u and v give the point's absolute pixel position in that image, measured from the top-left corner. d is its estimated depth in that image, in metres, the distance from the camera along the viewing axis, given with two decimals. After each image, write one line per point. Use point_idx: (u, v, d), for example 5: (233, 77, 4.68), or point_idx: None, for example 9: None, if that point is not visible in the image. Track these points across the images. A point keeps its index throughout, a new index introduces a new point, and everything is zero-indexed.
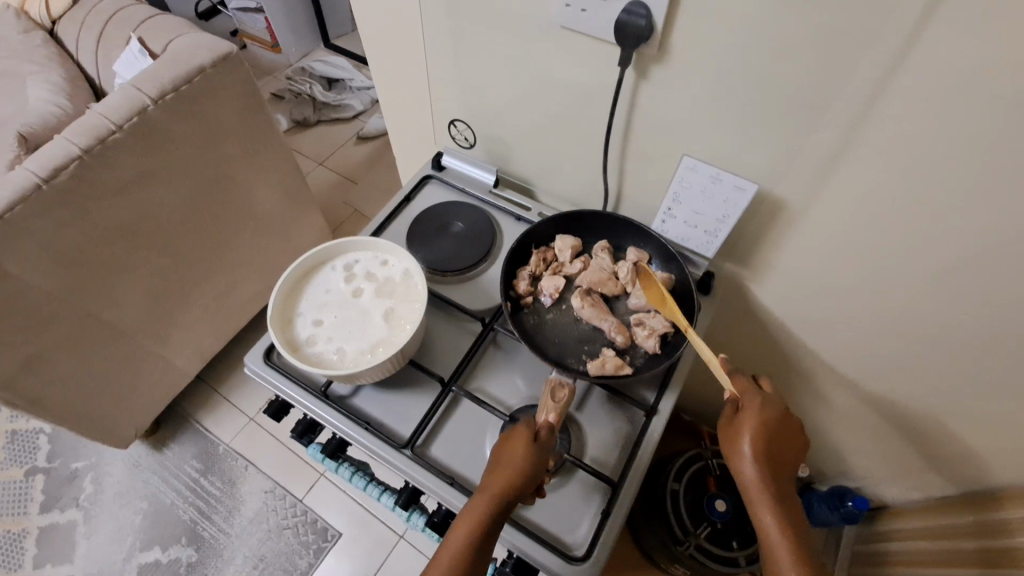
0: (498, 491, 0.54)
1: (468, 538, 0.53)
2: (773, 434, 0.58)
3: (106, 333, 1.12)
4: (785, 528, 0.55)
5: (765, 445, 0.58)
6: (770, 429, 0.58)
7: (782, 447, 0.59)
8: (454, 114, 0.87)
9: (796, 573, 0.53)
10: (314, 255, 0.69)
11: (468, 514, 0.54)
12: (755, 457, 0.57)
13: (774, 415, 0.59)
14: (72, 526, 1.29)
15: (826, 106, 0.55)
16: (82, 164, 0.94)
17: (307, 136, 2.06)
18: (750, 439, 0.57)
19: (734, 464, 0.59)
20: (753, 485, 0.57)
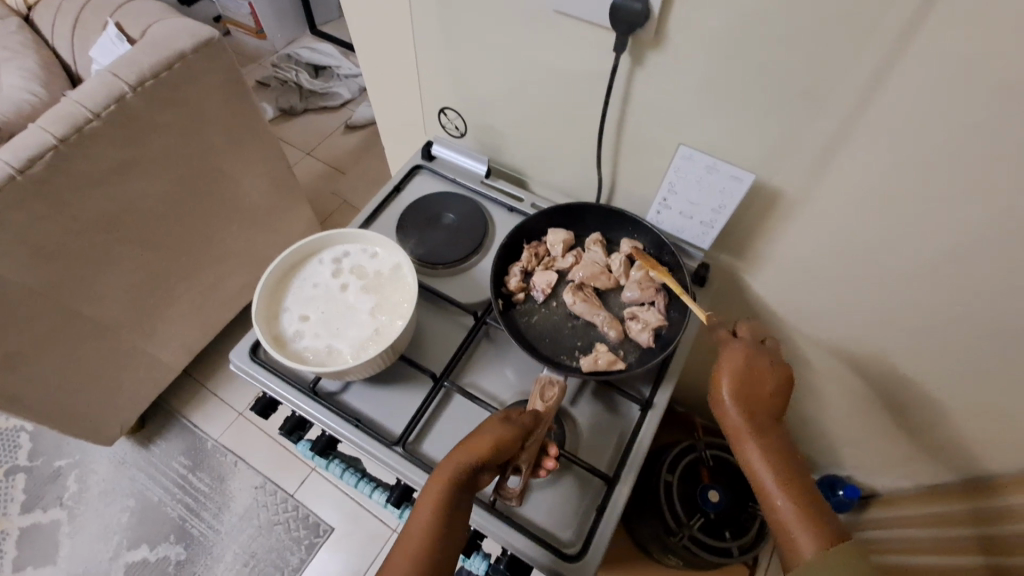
0: (466, 456, 0.53)
1: (434, 503, 0.51)
2: (754, 379, 0.59)
3: (87, 329, 1.09)
4: (775, 469, 0.55)
5: (745, 390, 0.58)
6: (750, 375, 0.59)
7: (766, 391, 0.58)
8: (444, 102, 0.84)
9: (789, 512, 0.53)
10: (300, 248, 0.67)
11: (433, 486, 0.52)
12: (735, 404, 0.58)
13: (752, 362, 0.59)
14: (55, 526, 1.26)
15: (827, 95, 0.54)
16: (58, 154, 0.90)
17: (294, 126, 2.01)
18: (728, 386, 0.58)
19: (720, 414, 0.59)
20: (739, 431, 0.57)
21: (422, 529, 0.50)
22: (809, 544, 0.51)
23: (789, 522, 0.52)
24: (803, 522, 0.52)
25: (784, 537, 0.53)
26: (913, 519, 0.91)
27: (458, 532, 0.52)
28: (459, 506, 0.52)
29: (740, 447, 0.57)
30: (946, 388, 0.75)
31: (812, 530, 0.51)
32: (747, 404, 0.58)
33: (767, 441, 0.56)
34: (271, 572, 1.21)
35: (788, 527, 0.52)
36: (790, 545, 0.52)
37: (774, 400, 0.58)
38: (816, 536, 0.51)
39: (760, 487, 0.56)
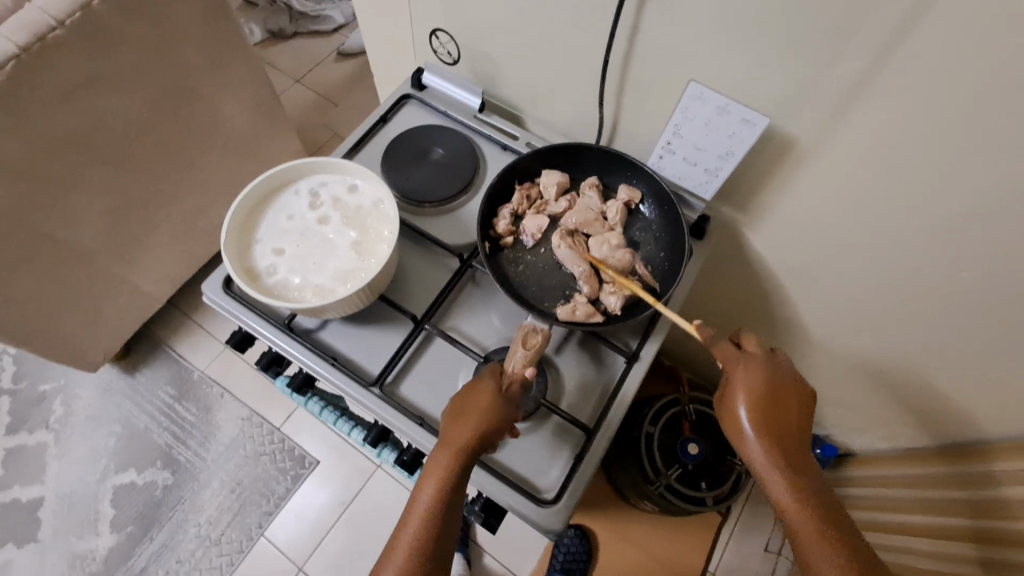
0: (462, 444, 0.51)
1: (434, 494, 0.50)
2: (774, 401, 0.54)
3: (63, 254, 1.05)
4: (806, 506, 0.51)
5: (764, 415, 0.54)
6: (768, 395, 0.55)
7: (787, 414, 0.54)
8: (436, 24, 0.77)
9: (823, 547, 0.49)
10: (274, 176, 0.62)
11: (430, 474, 0.51)
12: (756, 429, 0.54)
13: (771, 382, 0.55)
14: (42, 447, 1.28)
15: (856, 31, 0.49)
16: (19, 65, 0.83)
17: (283, 50, 1.89)
18: (747, 409, 0.54)
19: (738, 439, 0.55)
20: (761, 462, 0.53)
21: (421, 521, 0.50)
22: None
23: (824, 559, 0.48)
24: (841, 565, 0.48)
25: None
26: (891, 479, 0.93)
27: (456, 515, 0.52)
28: (458, 490, 0.52)
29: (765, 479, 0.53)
30: (937, 356, 0.73)
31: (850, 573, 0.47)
32: (769, 430, 0.54)
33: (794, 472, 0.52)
34: (257, 500, 1.24)
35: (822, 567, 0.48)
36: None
37: (798, 426, 0.54)
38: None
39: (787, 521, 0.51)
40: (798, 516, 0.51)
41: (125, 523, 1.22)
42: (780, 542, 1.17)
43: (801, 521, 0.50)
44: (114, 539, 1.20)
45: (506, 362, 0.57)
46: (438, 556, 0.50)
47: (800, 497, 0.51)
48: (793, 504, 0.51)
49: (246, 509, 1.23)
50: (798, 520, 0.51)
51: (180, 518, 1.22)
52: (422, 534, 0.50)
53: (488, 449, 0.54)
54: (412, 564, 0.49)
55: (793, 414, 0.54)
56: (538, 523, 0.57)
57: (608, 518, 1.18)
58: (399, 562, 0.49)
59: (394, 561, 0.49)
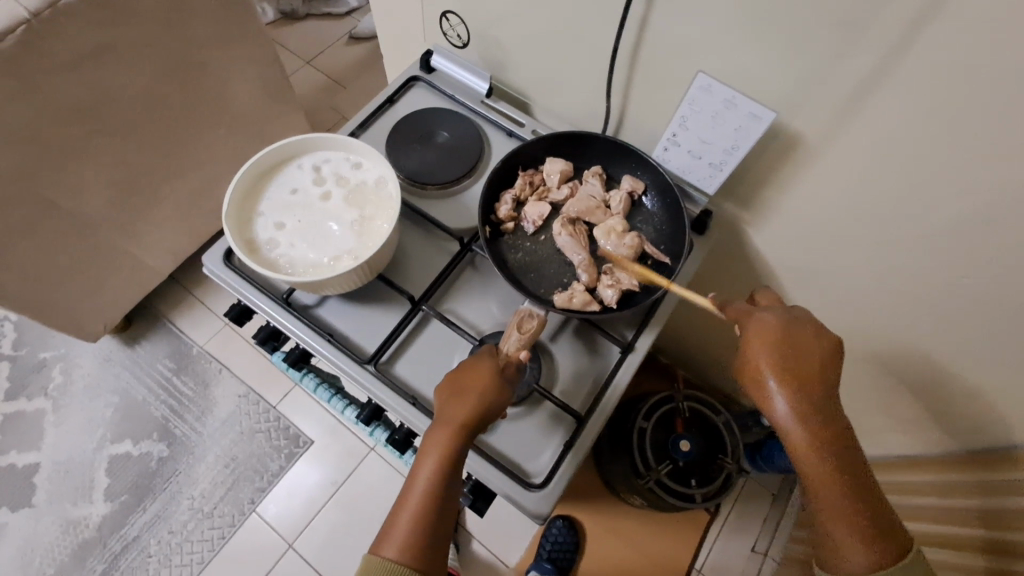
0: (464, 419, 0.52)
1: (437, 468, 0.51)
2: (802, 368, 0.54)
3: (67, 222, 1.06)
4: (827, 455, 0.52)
5: (787, 369, 0.55)
6: (790, 350, 0.55)
7: (815, 380, 0.54)
8: (447, 6, 0.77)
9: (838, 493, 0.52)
10: (278, 149, 0.62)
11: (433, 449, 0.52)
12: (785, 397, 0.54)
13: (795, 348, 0.55)
14: (40, 414, 1.29)
15: (868, 28, 0.49)
16: (30, 30, 0.83)
17: (294, 31, 1.89)
18: (776, 378, 0.54)
19: (765, 404, 0.55)
20: (783, 413, 0.54)
21: (422, 499, 0.51)
22: (863, 550, 0.50)
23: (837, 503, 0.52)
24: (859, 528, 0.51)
25: (834, 539, 0.52)
26: None
27: (457, 491, 0.53)
28: (460, 465, 0.52)
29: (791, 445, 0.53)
30: (932, 362, 0.73)
31: (867, 534, 0.51)
32: (799, 397, 0.54)
33: (822, 438, 0.53)
34: (251, 476, 1.25)
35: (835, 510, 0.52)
36: (840, 551, 0.51)
37: (828, 390, 0.54)
38: (873, 544, 0.50)
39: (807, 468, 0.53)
40: (823, 482, 0.52)
41: (120, 493, 1.23)
42: (767, 544, 1.17)
43: (825, 486, 0.52)
44: (108, 507, 1.22)
45: (502, 345, 0.59)
46: (441, 532, 0.51)
47: (827, 463, 0.52)
48: (819, 470, 0.52)
49: (239, 484, 1.24)
50: (824, 485, 0.52)
51: (174, 490, 1.24)
52: (423, 512, 0.50)
53: (486, 429, 0.54)
54: (415, 541, 0.49)
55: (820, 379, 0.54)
56: (527, 506, 0.57)
57: (597, 510, 1.18)
58: (402, 541, 0.49)
59: (396, 540, 0.50)
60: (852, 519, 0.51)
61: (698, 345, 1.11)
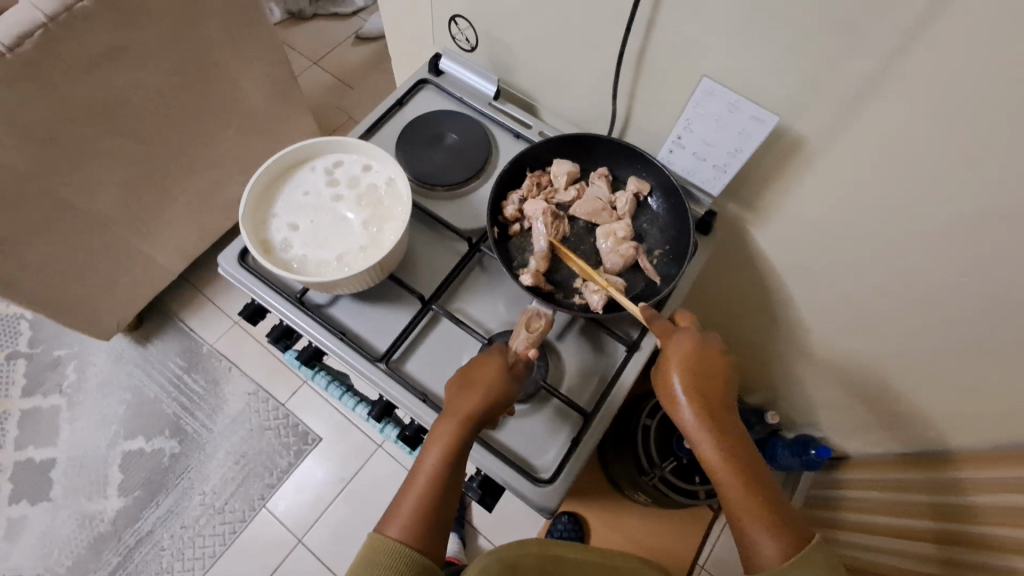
0: (467, 415, 0.53)
1: (439, 460, 0.53)
2: (706, 375, 0.57)
3: (81, 222, 1.08)
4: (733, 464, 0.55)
5: (697, 383, 0.56)
6: (700, 364, 0.57)
7: (718, 385, 0.57)
8: (455, 9, 0.78)
9: (748, 500, 0.53)
10: (292, 153, 0.64)
11: (437, 441, 0.53)
12: (690, 404, 0.56)
13: (700, 355, 0.57)
14: (56, 411, 1.32)
15: (870, 31, 0.49)
16: (47, 34, 0.85)
17: (302, 31, 1.90)
18: (684, 385, 0.56)
19: (674, 413, 0.57)
20: (694, 426, 0.56)
21: (425, 484, 0.53)
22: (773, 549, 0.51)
23: (748, 513, 0.53)
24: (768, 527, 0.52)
25: (746, 540, 0.53)
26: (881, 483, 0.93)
27: (459, 482, 0.54)
28: (462, 459, 0.54)
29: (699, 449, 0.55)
30: (934, 360, 0.74)
31: (776, 531, 0.52)
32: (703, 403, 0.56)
33: (725, 440, 0.55)
34: (260, 472, 1.27)
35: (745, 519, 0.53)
36: (755, 551, 0.52)
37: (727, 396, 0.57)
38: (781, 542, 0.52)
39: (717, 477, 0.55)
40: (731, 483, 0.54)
41: (133, 488, 1.25)
42: None
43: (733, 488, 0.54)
44: (122, 502, 1.24)
45: (510, 343, 0.60)
46: (441, 521, 0.52)
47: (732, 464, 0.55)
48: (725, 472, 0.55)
49: (249, 480, 1.26)
50: (732, 487, 0.54)
51: (186, 486, 1.26)
52: (426, 497, 0.52)
53: (491, 423, 0.56)
54: (416, 525, 0.51)
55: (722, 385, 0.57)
56: (533, 500, 0.59)
57: (601, 506, 1.20)
58: (403, 523, 0.51)
59: (399, 522, 0.51)
60: (760, 518, 0.53)
61: None
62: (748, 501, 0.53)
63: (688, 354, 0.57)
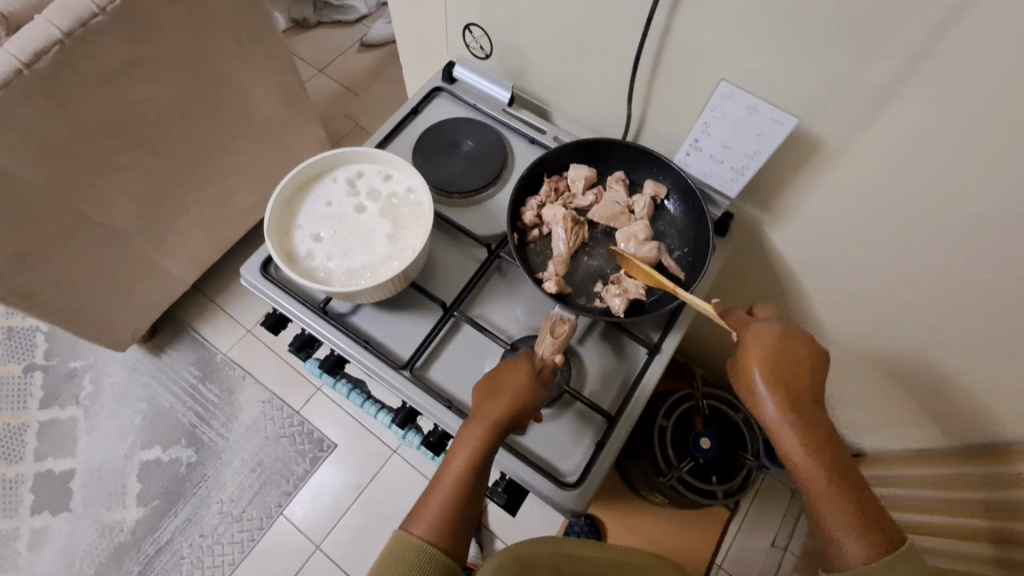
0: (497, 419, 0.53)
1: (467, 463, 0.53)
2: (791, 369, 0.56)
3: (97, 234, 1.08)
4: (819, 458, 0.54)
5: (779, 377, 0.56)
6: (780, 357, 0.57)
7: (802, 379, 0.56)
8: (469, 17, 0.78)
9: (830, 497, 0.53)
10: (313, 164, 0.65)
11: (465, 444, 0.53)
12: (773, 398, 0.56)
13: (779, 347, 0.57)
14: (73, 422, 1.32)
15: (892, 34, 0.50)
16: (64, 50, 0.86)
17: (307, 39, 1.91)
18: (763, 379, 0.56)
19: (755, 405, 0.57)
20: (776, 419, 0.56)
21: (451, 486, 0.52)
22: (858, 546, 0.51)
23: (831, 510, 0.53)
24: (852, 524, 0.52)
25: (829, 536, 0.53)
26: (899, 478, 0.92)
27: (484, 486, 0.54)
28: (488, 462, 0.54)
29: (780, 443, 0.55)
30: (950, 357, 0.74)
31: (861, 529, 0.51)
32: (785, 395, 0.56)
33: (809, 434, 0.55)
34: (277, 480, 1.28)
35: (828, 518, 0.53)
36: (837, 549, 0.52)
37: (812, 390, 0.57)
38: (867, 538, 0.51)
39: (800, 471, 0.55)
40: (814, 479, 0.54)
41: (151, 498, 1.26)
42: (786, 540, 1.19)
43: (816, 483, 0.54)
44: (141, 512, 1.25)
45: (537, 348, 0.61)
46: (464, 525, 0.52)
47: (816, 458, 0.54)
48: (811, 470, 0.54)
49: (266, 488, 1.27)
50: (814, 480, 0.54)
51: (204, 494, 1.26)
52: (452, 499, 0.52)
53: (518, 429, 0.56)
54: (442, 525, 0.51)
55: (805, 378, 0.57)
56: (560, 504, 0.59)
57: (618, 508, 1.20)
58: (429, 522, 0.51)
59: (424, 521, 0.51)
60: (845, 514, 0.52)
61: (716, 343, 1.12)
62: (830, 498, 0.53)
63: (767, 345, 0.57)
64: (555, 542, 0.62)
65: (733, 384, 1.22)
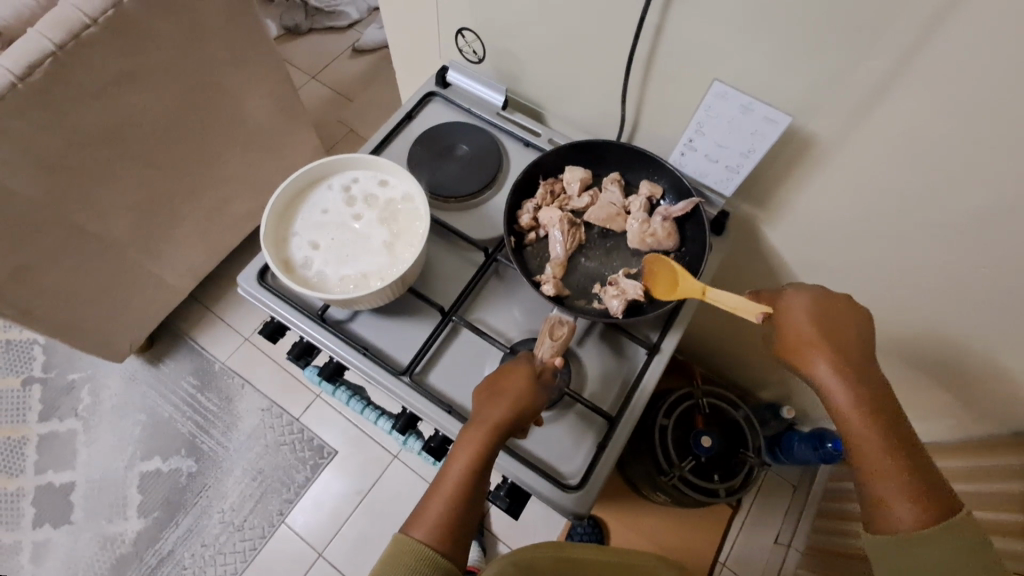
0: (498, 422, 0.53)
1: (468, 466, 0.52)
2: (839, 333, 0.56)
3: (94, 245, 1.08)
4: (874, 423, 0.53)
5: (827, 340, 0.56)
6: (826, 323, 0.57)
7: (851, 342, 0.56)
8: (462, 22, 0.79)
9: (883, 460, 0.52)
10: (309, 172, 0.65)
11: (465, 447, 0.53)
12: (822, 360, 0.55)
13: (825, 313, 0.57)
14: (72, 434, 1.32)
15: (885, 31, 0.50)
16: (57, 62, 0.86)
17: (299, 46, 1.91)
18: (811, 342, 0.56)
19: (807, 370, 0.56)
20: (826, 381, 0.55)
21: (452, 489, 0.52)
22: (909, 514, 0.50)
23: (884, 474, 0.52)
24: (905, 492, 0.51)
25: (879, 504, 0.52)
26: None
27: (484, 490, 0.54)
28: (489, 465, 0.53)
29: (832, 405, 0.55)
30: (946, 351, 0.75)
31: (916, 499, 0.50)
32: (834, 360, 0.55)
33: (865, 401, 0.53)
34: (278, 488, 1.27)
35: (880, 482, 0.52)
36: (887, 511, 0.51)
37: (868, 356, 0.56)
38: (920, 508, 0.50)
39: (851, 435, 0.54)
40: (867, 446, 0.52)
41: (152, 509, 1.25)
42: (790, 534, 1.18)
43: (869, 450, 0.52)
44: (142, 523, 1.24)
45: (536, 352, 0.61)
46: (464, 528, 0.52)
47: (872, 425, 0.53)
48: (864, 434, 0.53)
49: (268, 496, 1.26)
50: (867, 444, 0.53)
51: (205, 504, 1.26)
52: (452, 502, 0.51)
53: (518, 433, 0.56)
54: (443, 528, 0.51)
55: (857, 346, 0.56)
56: (562, 506, 0.59)
57: (621, 508, 1.20)
58: (429, 526, 0.51)
59: (425, 524, 0.51)
60: (900, 483, 0.51)
61: (715, 341, 1.12)
62: (883, 461, 0.52)
63: (813, 311, 0.57)
64: (554, 546, 0.62)
65: (732, 382, 1.22)
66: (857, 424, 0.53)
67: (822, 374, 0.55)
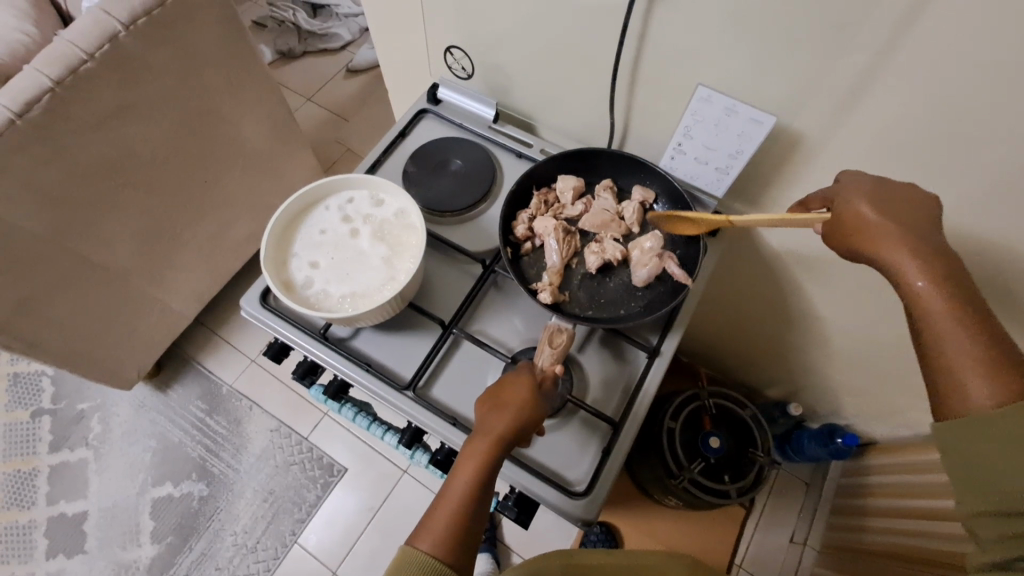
0: (500, 433, 0.54)
1: (473, 476, 0.53)
2: (906, 214, 0.52)
3: (98, 275, 1.10)
4: (944, 300, 0.48)
5: (895, 220, 0.52)
6: (895, 203, 0.53)
7: (916, 219, 0.52)
8: (450, 41, 0.80)
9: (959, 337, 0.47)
10: (305, 194, 0.66)
11: (470, 457, 0.53)
12: (887, 239, 0.51)
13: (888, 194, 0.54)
14: (82, 464, 1.33)
15: (862, 28, 0.51)
16: (55, 97, 0.88)
17: (293, 70, 1.94)
18: (876, 221, 0.52)
19: (869, 251, 0.52)
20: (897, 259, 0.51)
21: (458, 498, 0.52)
22: (984, 392, 0.45)
23: (955, 352, 0.47)
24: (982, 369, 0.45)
25: (946, 380, 0.47)
26: (910, 466, 0.91)
27: (490, 500, 0.54)
28: (493, 475, 0.54)
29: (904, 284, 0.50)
30: None
31: (986, 366, 0.45)
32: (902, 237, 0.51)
33: (934, 272, 0.49)
34: (289, 508, 1.27)
35: (949, 361, 0.47)
36: (956, 387, 0.46)
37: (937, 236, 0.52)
38: (998, 383, 0.45)
39: (921, 317, 0.49)
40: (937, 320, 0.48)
41: (166, 535, 1.26)
42: (805, 534, 1.17)
43: (940, 327, 0.48)
44: (156, 549, 1.25)
45: (537, 361, 0.61)
46: (469, 538, 0.51)
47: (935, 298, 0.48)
48: (935, 310, 0.48)
49: (279, 517, 1.27)
50: (938, 322, 0.48)
51: (217, 527, 1.26)
52: (459, 512, 0.51)
53: (521, 444, 0.56)
54: (449, 538, 0.50)
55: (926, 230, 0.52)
56: (570, 513, 0.59)
57: (632, 513, 1.19)
58: (436, 536, 0.50)
59: (431, 535, 0.50)
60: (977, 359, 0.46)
61: (717, 341, 1.13)
62: (959, 338, 0.47)
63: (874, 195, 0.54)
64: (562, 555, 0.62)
65: (738, 381, 1.22)
66: (926, 301, 0.49)
67: (890, 256, 0.51)
